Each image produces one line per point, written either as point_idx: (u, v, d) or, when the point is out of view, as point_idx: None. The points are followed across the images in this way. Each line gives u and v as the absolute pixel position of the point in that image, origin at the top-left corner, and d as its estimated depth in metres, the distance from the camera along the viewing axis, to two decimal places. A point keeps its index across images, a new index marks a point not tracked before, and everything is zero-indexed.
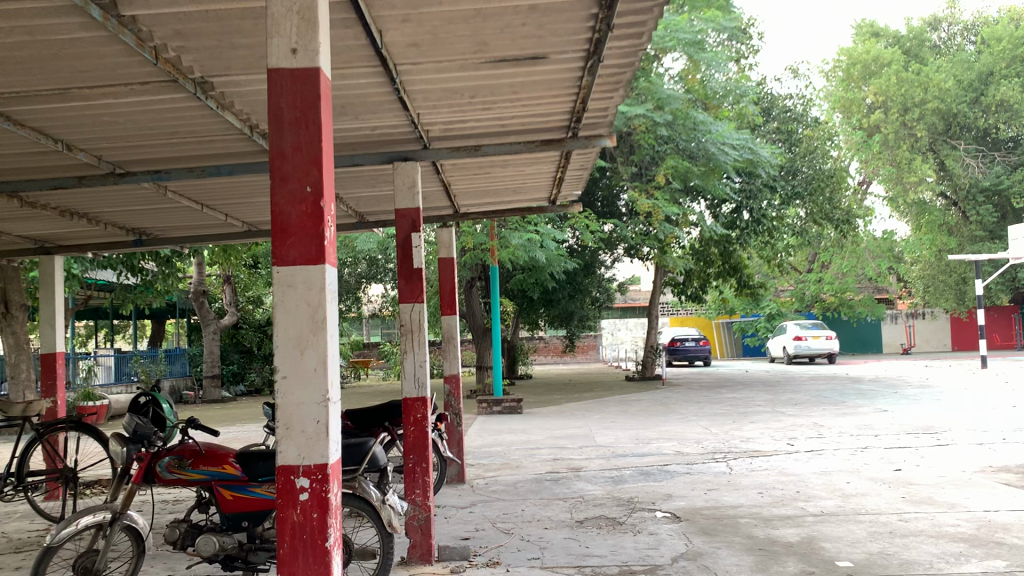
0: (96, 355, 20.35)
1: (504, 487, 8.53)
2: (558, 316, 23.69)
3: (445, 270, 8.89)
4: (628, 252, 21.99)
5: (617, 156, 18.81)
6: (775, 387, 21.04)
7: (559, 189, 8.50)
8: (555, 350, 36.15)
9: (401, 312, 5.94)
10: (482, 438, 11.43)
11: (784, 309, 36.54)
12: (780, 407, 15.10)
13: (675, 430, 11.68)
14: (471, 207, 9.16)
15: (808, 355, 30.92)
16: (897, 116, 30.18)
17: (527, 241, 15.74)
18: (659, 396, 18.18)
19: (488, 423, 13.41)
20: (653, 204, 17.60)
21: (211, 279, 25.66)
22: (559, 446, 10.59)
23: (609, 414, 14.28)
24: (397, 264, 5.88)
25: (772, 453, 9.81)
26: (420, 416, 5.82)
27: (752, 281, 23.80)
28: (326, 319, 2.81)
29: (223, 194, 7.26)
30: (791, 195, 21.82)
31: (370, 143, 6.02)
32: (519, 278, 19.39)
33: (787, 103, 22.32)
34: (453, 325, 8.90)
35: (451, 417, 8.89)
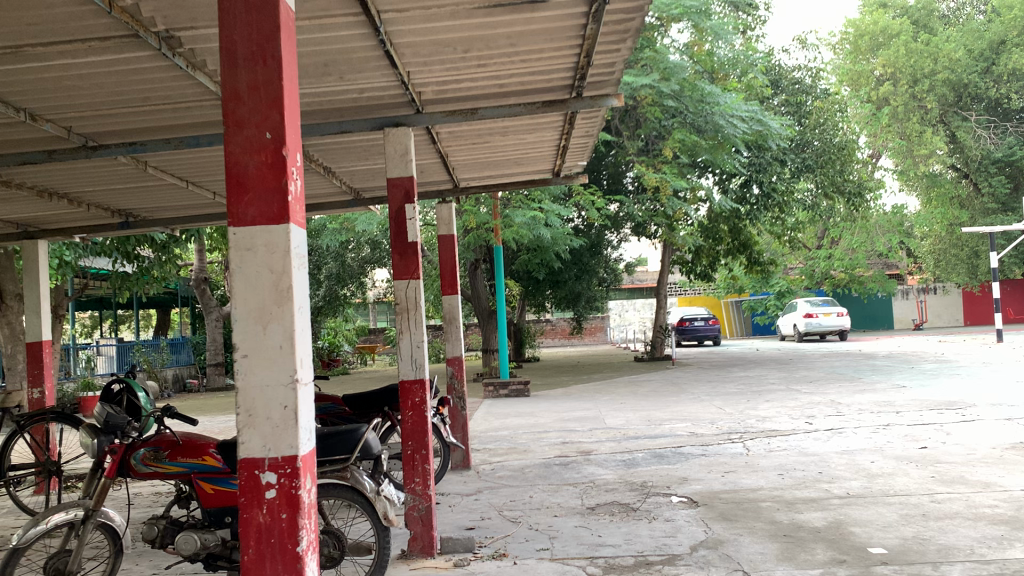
0: (96, 346, 20.06)
1: (511, 473, 8.16)
2: (565, 297, 23.30)
3: (446, 247, 8.47)
4: (635, 231, 21.54)
5: (622, 131, 18.36)
6: (787, 364, 20.63)
7: (563, 159, 8.06)
8: (562, 332, 35.80)
9: (396, 290, 5.50)
10: (488, 422, 11.06)
11: (794, 286, 36.12)
12: (794, 385, 14.69)
13: (687, 411, 11.30)
14: (470, 181, 8.73)
15: (819, 332, 30.48)
16: (906, 88, 29.54)
17: (531, 219, 15.33)
18: (669, 376, 17.80)
19: (494, 406, 13.05)
20: (661, 178, 17.12)
21: (213, 267, 25.36)
22: (567, 429, 10.22)
23: (619, 396, 13.90)
24: (390, 236, 5.48)
25: (790, 432, 9.41)
26: (419, 400, 5.45)
27: (762, 258, 23.37)
28: (291, 288, 2.41)
29: (207, 168, 6.87)
30: (801, 168, 21.32)
31: (358, 109, 5.60)
32: (524, 258, 19.00)
33: (796, 74, 21.77)
34: (454, 305, 8.50)
35: (455, 401, 8.50)
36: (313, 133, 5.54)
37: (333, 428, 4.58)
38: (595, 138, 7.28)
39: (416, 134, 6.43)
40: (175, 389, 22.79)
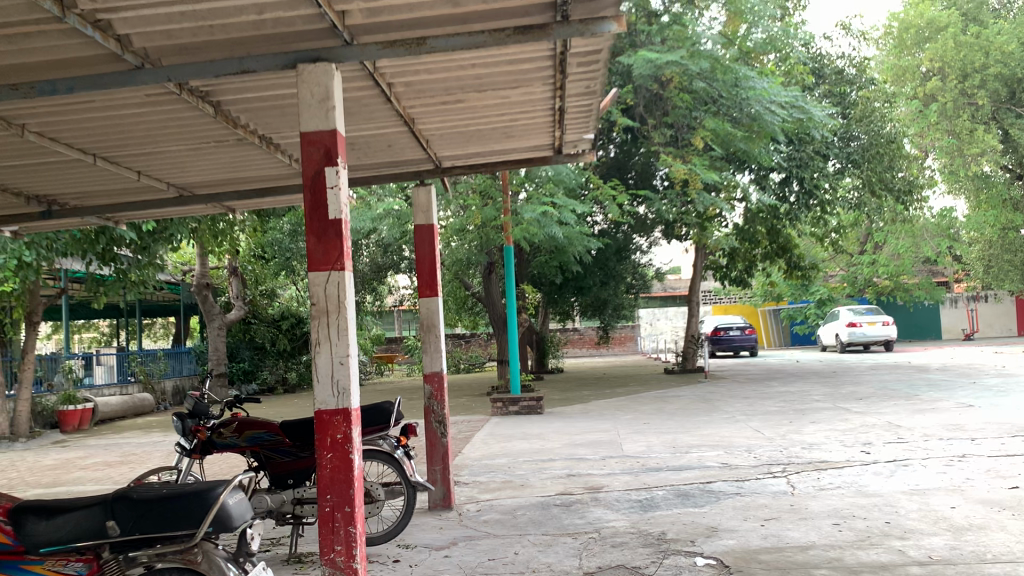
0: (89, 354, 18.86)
1: (499, 516, 6.60)
2: (590, 303, 21.81)
3: (424, 239, 7.03)
4: (664, 234, 19.96)
5: (646, 121, 16.69)
6: (831, 378, 18.87)
7: (563, 129, 6.53)
8: (590, 342, 34.31)
9: (312, 287, 3.98)
10: (486, 446, 9.55)
11: (834, 295, 34.28)
12: (842, 403, 12.98)
13: (720, 435, 9.68)
14: (454, 160, 7.23)
15: (863, 342, 28.58)
16: (955, 84, 27.48)
17: (542, 216, 13.82)
18: (700, 391, 16.14)
19: (498, 427, 11.54)
20: (689, 171, 15.43)
21: (219, 272, 24.21)
22: (575, 457, 8.66)
23: (642, 414, 12.31)
24: (302, 210, 4.00)
25: (843, 465, 7.77)
26: (340, 437, 3.94)
27: (803, 262, 21.73)
28: None
29: (105, 132, 5.48)
30: (846, 162, 19.57)
31: (268, 40, 4.14)
32: (541, 260, 17.49)
33: (840, 63, 19.96)
34: (433, 310, 7.04)
35: (434, 425, 7.03)
36: (208, 75, 4.12)
37: (173, 488, 3.24)
38: (600, 96, 5.73)
39: (359, 82, 4.94)
40: (175, 401, 21.63)
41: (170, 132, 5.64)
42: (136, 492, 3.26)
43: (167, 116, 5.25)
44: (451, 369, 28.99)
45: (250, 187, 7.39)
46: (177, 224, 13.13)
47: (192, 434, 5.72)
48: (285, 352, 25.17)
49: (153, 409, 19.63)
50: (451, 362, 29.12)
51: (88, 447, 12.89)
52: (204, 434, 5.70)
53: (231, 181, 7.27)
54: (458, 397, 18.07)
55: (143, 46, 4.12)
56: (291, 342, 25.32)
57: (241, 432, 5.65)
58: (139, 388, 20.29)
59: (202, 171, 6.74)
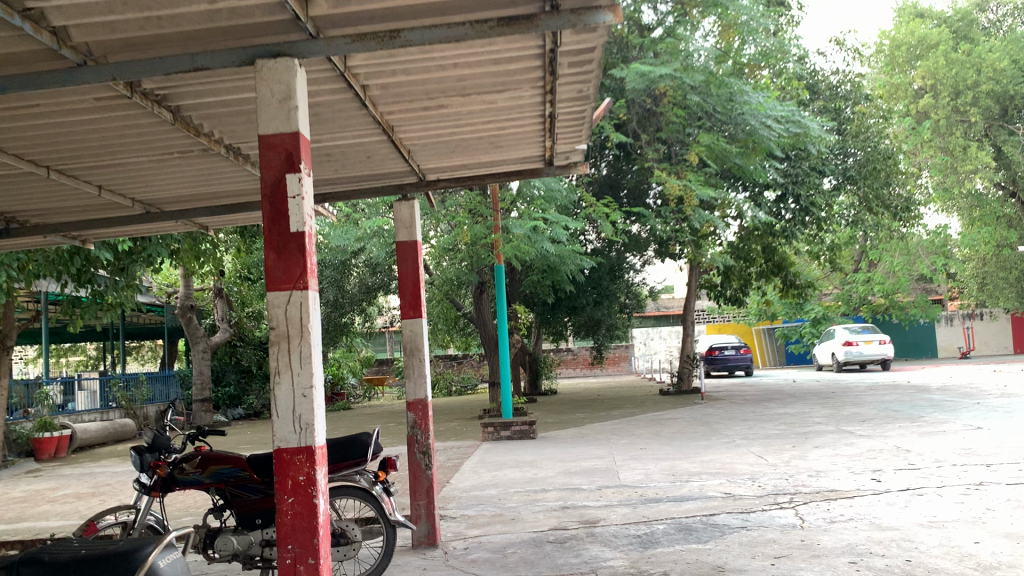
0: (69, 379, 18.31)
1: (488, 555, 6.11)
2: (583, 324, 21.30)
3: (406, 257, 6.59)
4: (659, 252, 19.57)
5: (639, 137, 16.29)
6: (831, 398, 18.41)
7: (554, 139, 6.11)
8: (584, 362, 33.86)
9: (271, 310, 3.54)
10: (476, 475, 9.06)
11: (829, 313, 33.90)
12: (846, 425, 12.52)
13: (722, 462, 9.22)
14: (439, 173, 6.81)
15: (860, 361, 28.20)
16: (947, 101, 27.19)
17: (532, 232, 13.42)
18: (697, 413, 15.68)
19: (489, 453, 11.04)
20: (684, 187, 15.05)
21: (203, 295, 23.69)
22: (569, 487, 8.17)
23: (639, 439, 11.83)
24: (261, 223, 3.58)
25: (853, 494, 7.31)
26: (301, 479, 3.48)
27: (799, 280, 21.36)
28: None
29: (56, 141, 5.05)
30: (842, 178, 19.21)
31: (224, 32, 3.71)
32: (532, 280, 17.04)
33: (834, 79, 19.65)
34: (417, 333, 6.59)
35: (418, 456, 6.56)
36: (156, 72, 3.68)
37: (97, 550, 2.87)
38: (593, 102, 5.30)
39: (330, 86, 4.52)
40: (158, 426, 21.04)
41: (127, 143, 5.22)
42: (49, 555, 2.91)
43: (121, 124, 4.82)
44: (442, 392, 28.45)
45: (220, 202, 6.97)
46: (155, 243, 12.68)
47: (151, 470, 5.22)
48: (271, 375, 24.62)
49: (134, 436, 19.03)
50: (442, 384, 28.59)
51: (60, 477, 12.32)
52: (165, 470, 5.22)
53: (200, 196, 6.85)
54: (448, 420, 17.54)
55: (82, 42, 3.69)
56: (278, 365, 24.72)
57: (204, 468, 5.17)
58: (119, 414, 19.65)
59: (168, 185, 6.31)
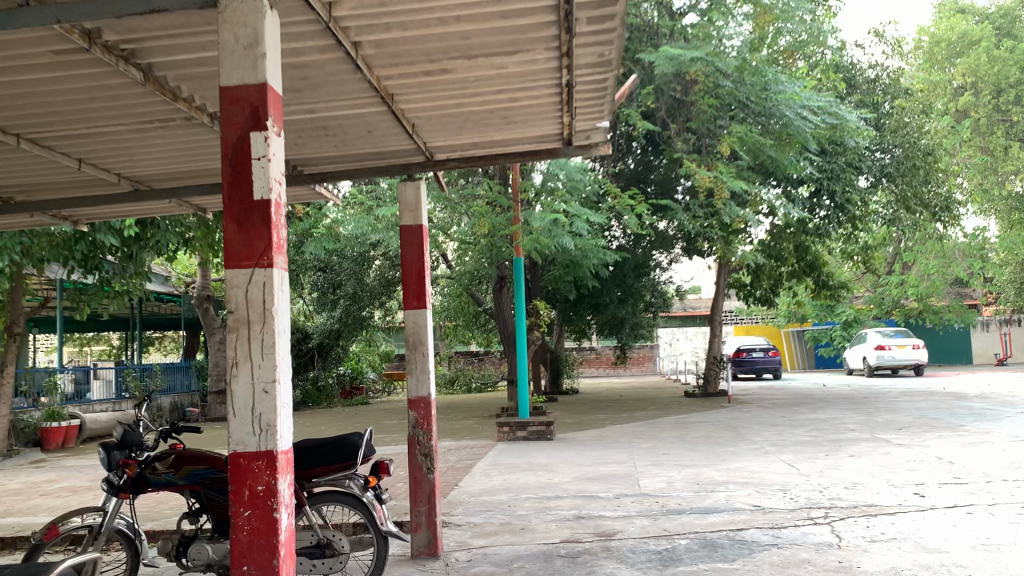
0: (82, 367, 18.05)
1: (492, 569, 5.58)
2: (607, 322, 20.67)
3: (410, 242, 6.08)
4: (686, 249, 18.94)
5: (667, 127, 15.65)
6: (863, 404, 17.67)
7: (573, 115, 5.56)
8: (607, 362, 33.25)
9: (228, 289, 3.03)
10: (486, 479, 8.53)
11: (861, 316, 32.96)
12: (881, 433, 11.83)
13: (750, 470, 8.61)
14: (448, 153, 6.27)
15: (892, 366, 27.33)
16: (989, 99, 26.21)
17: (553, 224, 12.86)
18: (724, 416, 15.02)
19: (503, 455, 10.50)
20: (715, 179, 14.39)
21: (221, 286, 23.38)
22: (584, 495, 7.62)
23: (662, 443, 11.24)
24: (221, 188, 3.07)
25: (896, 510, 6.70)
26: (259, 490, 2.96)
27: (831, 281, 20.63)
28: None
29: (23, 104, 4.58)
30: (878, 176, 18.44)
31: None
32: (555, 274, 16.45)
33: (872, 72, 18.90)
34: (420, 324, 6.07)
35: (419, 458, 6.03)
36: (107, 15, 3.20)
37: None
38: (615, 68, 4.75)
39: (316, 41, 4.01)
40: (173, 417, 20.76)
41: (101, 108, 4.75)
42: None
43: (90, 84, 4.34)
44: (462, 388, 28.04)
45: (214, 180, 6.50)
46: (163, 229, 12.29)
47: (120, 468, 4.73)
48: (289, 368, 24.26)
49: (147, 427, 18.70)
50: (461, 381, 28.14)
51: (62, 468, 11.97)
52: (135, 469, 4.72)
53: (192, 172, 6.39)
54: (465, 419, 17.03)
55: None
56: (297, 357, 24.36)
57: (178, 468, 4.69)
58: (133, 404, 19.29)
59: (155, 160, 5.85)
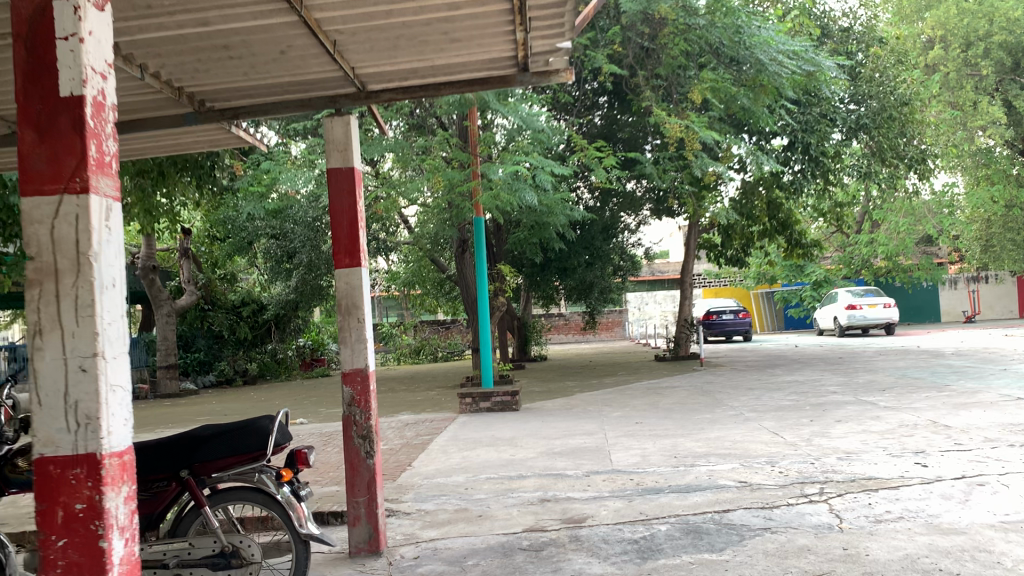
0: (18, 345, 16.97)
1: (441, 568, 4.75)
2: (575, 286, 19.93)
3: (338, 189, 5.18)
4: (656, 209, 18.17)
5: (634, 75, 14.74)
6: (839, 365, 17.12)
7: (528, 33, 4.67)
8: (576, 328, 32.62)
9: (26, 227, 2.23)
10: (443, 457, 7.70)
11: (831, 277, 32.48)
12: (864, 395, 11.19)
13: (732, 441, 7.88)
14: (383, 86, 5.35)
15: (863, 326, 26.92)
16: (957, 53, 25.35)
17: (515, 179, 11.94)
18: (698, 381, 14.34)
19: (464, 429, 9.69)
20: (686, 129, 13.44)
21: (169, 257, 22.21)
22: (551, 473, 6.81)
23: (635, 412, 10.49)
24: (15, 85, 2.24)
25: (898, 484, 5.98)
26: (71, 510, 2.18)
27: (804, 239, 20.00)
28: None
29: None
30: (853, 129, 17.73)
31: None
32: (519, 237, 15.57)
33: (845, 20, 18.10)
34: (354, 287, 5.16)
35: (357, 442, 5.16)
36: None
37: None
38: None
39: None
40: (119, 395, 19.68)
41: None
42: None
43: None
44: (428, 358, 27.36)
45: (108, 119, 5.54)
46: None
47: None
48: (245, 341, 23.25)
49: None
50: (427, 350, 27.39)
51: None
52: None
53: None
54: (428, 390, 16.23)
55: None
56: (253, 330, 23.32)
57: None
58: None
59: None
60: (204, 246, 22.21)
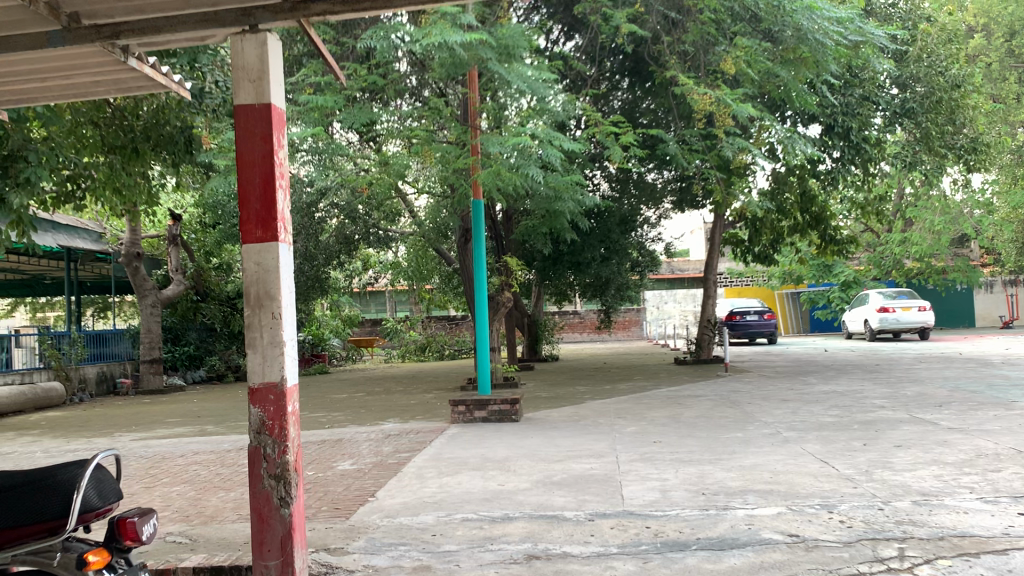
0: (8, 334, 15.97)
1: None
2: (590, 282, 18.48)
3: (241, 125, 3.77)
4: (679, 201, 16.63)
5: (659, 43, 13.22)
6: (879, 373, 15.50)
7: None
8: (591, 326, 31.25)
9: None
10: (413, 487, 6.24)
11: (861, 278, 30.71)
12: (919, 412, 9.64)
13: (773, 472, 6.39)
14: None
15: (896, 329, 25.23)
16: (1002, 41, 23.56)
17: (518, 156, 10.46)
18: (723, 389, 12.81)
19: (452, 444, 8.25)
20: (716, 102, 11.83)
21: (157, 244, 20.92)
22: (546, 513, 5.34)
23: (653, 427, 9.00)
24: None
25: (1008, 547, 4.44)
26: None
27: (839, 235, 18.41)
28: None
29: None
30: (897, 113, 16.06)
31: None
32: (527, 224, 14.08)
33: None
34: (268, 268, 3.73)
35: (268, 484, 3.74)
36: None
37: None
38: None
39: None
40: (99, 391, 18.41)
41: None
42: None
43: None
44: (434, 355, 25.97)
45: None
46: (33, 163, 9.79)
47: None
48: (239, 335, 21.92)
49: (64, 402, 16.37)
50: (433, 347, 26.00)
51: None
52: None
53: None
54: (425, 392, 14.80)
55: None
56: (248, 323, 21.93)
57: None
58: (48, 376, 16.81)
59: None
60: (195, 234, 20.87)
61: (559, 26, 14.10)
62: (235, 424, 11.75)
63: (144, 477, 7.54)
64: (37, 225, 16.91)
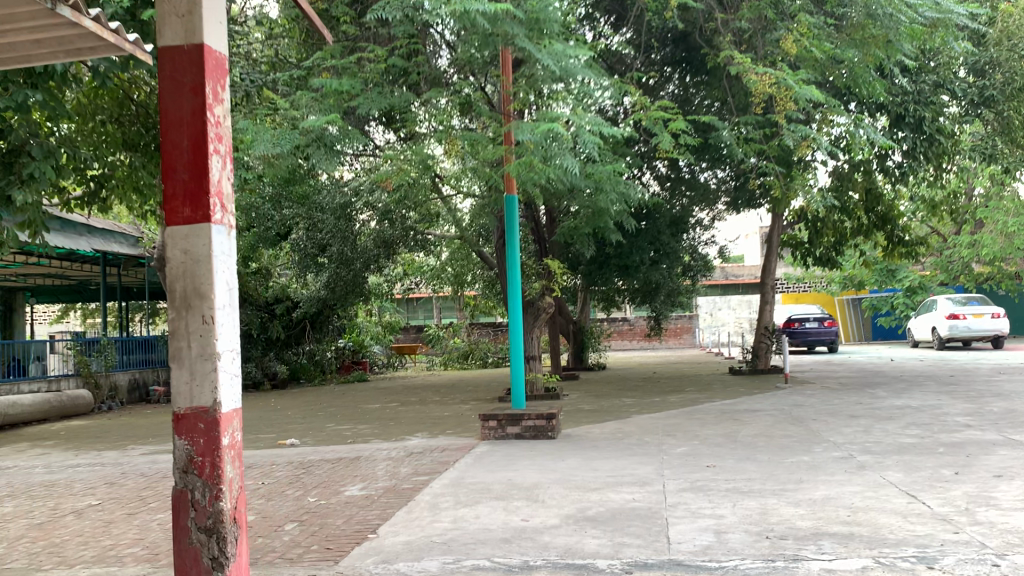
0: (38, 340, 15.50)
1: None
2: (639, 287, 17.45)
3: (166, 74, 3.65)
4: (737, 201, 15.47)
5: (712, 23, 12.14)
6: (955, 385, 14.12)
7: None
8: (641, 334, 30.09)
9: None
10: (422, 521, 5.32)
11: (927, 282, 28.93)
12: (1013, 433, 8.42)
13: (852, 510, 5.31)
14: None
15: (967, 337, 23.57)
16: None
17: (556, 146, 9.49)
18: (784, 402, 11.67)
19: (477, 466, 7.34)
20: (776, 84, 10.71)
21: None
22: (574, 561, 4.37)
23: (706, 447, 7.94)
24: None
25: None
26: None
27: (908, 235, 17.02)
28: None
29: None
30: (975, 103, 14.68)
31: None
32: (569, 224, 13.09)
33: None
34: (199, 265, 3.60)
35: (197, 538, 3.55)
36: None
37: None
38: None
39: None
40: (131, 398, 17.89)
41: None
42: None
43: None
44: (476, 363, 25.07)
45: None
46: (39, 158, 8.45)
47: None
48: (276, 342, 21.29)
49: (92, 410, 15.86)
50: (476, 354, 25.13)
51: None
52: None
53: None
54: (462, 403, 13.90)
55: None
56: (286, 330, 21.27)
57: None
58: (77, 384, 16.34)
59: None
60: None
61: (603, 12, 13.12)
62: (253, 438, 10.95)
63: (133, 500, 6.77)
64: (70, 228, 16.51)
